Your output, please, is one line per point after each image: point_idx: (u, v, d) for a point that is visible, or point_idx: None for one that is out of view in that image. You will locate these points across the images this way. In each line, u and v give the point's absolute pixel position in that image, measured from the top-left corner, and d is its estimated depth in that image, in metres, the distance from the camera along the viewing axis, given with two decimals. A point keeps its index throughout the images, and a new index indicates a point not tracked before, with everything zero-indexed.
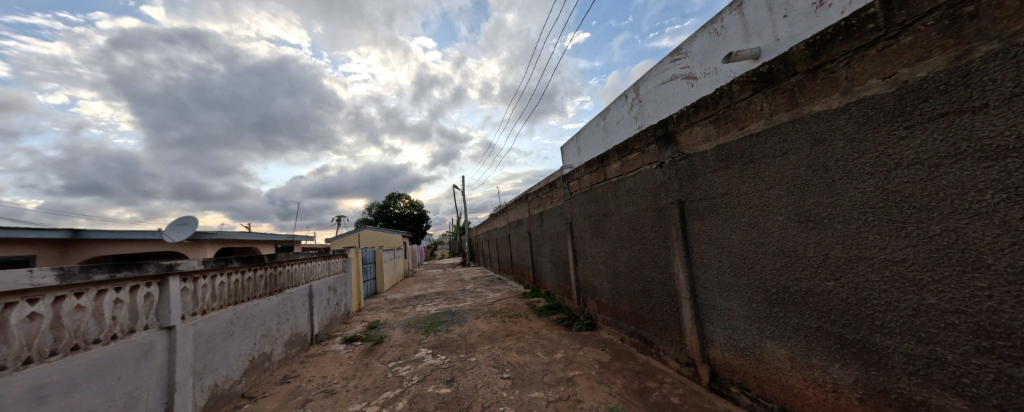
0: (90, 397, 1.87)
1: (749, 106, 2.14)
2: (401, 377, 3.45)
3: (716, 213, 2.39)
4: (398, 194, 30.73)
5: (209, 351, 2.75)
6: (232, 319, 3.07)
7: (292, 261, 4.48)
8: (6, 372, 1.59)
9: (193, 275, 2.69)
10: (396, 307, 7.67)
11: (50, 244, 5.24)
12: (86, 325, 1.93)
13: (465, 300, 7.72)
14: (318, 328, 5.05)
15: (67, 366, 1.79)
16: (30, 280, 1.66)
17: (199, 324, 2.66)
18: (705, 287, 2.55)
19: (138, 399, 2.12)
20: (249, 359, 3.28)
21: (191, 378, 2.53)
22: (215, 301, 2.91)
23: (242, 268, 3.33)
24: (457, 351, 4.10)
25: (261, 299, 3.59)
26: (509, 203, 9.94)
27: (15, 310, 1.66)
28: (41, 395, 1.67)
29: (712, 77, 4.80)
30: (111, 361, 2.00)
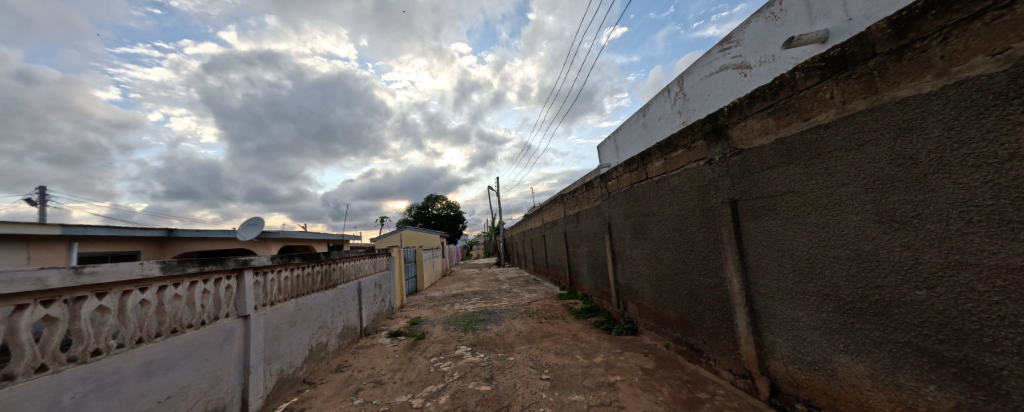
0: (184, 374, 2.14)
1: (817, 95, 1.94)
2: (443, 372, 3.56)
3: (776, 214, 2.20)
4: (436, 197, 31.90)
5: (276, 339, 3.03)
6: (294, 311, 3.36)
7: (343, 258, 4.78)
8: (126, 349, 1.87)
9: (264, 270, 2.99)
10: (435, 304, 7.94)
11: (151, 242, 6.10)
12: (181, 311, 2.20)
13: (501, 300, 7.79)
14: (366, 322, 5.36)
15: (169, 346, 2.06)
16: (145, 272, 1.94)
17: (268, 315, 2.94)
18: (763, 294, 2.36)
19: (221, 378, 2.40)
20: (309, 348, 3.57)
21: (263, 362, 2.80)
22: (281, 294, 3.22)
23: (303, 264, 3.65)
24: (496, 349, 4.16)
25: (318, 293, 3.91)
26: (544, 205, 9.93)
27: (131, 297, 1.92)
28: (148, 370, 1.94)
29: (770, 65, 4.43)
30: (200, 344, 2.27)
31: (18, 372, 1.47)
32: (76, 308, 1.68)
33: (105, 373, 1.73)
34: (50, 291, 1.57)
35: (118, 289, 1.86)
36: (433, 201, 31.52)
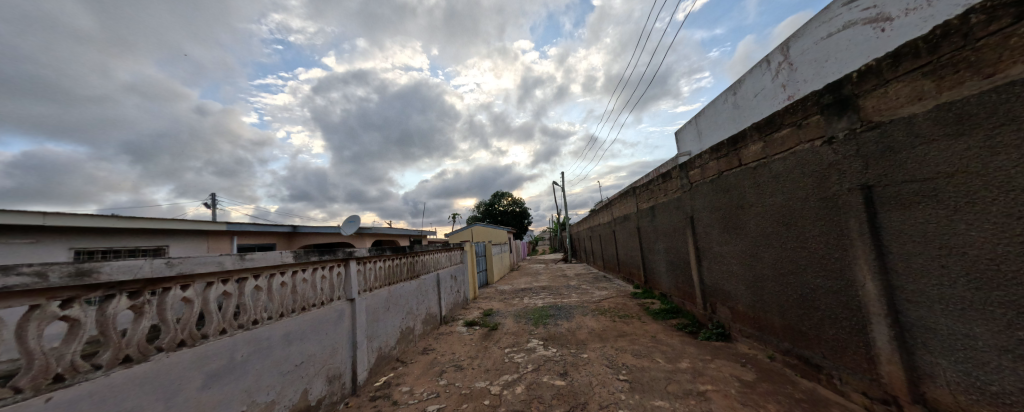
0: (311, 344, 2.58)
1: (1007, 42, 1.47)
2: (517, 363, 3.65)
3: (941, 202, 1.74)
4: (504, 193, 32.67)
5: (375, 321, 3.46)
6: (388, 297, 3.78)
7: (424, 251, 5.21)
8: (274, 320, 2.29)
9: (364, 260, 3.43)
10: (506, 297, 8.16)
11: (280, 236, 7.41)
12: (309, 292, 2.64)
13: (570, 296, 7.69)
14: (445, 310, 5.76)
15: (301, 321, 2.50)
16: (285, 259, 2.37)
17: (368, 299, 3.37)
18: (917, 303, 1.90)
19: (337, 350, 2.85)
20: (400, 331, 3.98)
21: (365, 340, 3.23)
22: (377, 281, 3.65)
23: (393, 256, 4.09)
24: (568, 345, 4.11)
25: (406, 282, 4.33)
26: (614, 199, 9.48)
27: (277, 278, 2.36)
28: (289, 338, 2.38)
29: (921, 13, 3.48)
30: (322, 320, 2.71)
31: (211, 333, 1.89)
32: (242, 285, 2.11)
33: (262, 339, 2.16)
34: (227, 272, 1.99)
35: (268, 272, 2.30)
36: (501, 198, 32.40)
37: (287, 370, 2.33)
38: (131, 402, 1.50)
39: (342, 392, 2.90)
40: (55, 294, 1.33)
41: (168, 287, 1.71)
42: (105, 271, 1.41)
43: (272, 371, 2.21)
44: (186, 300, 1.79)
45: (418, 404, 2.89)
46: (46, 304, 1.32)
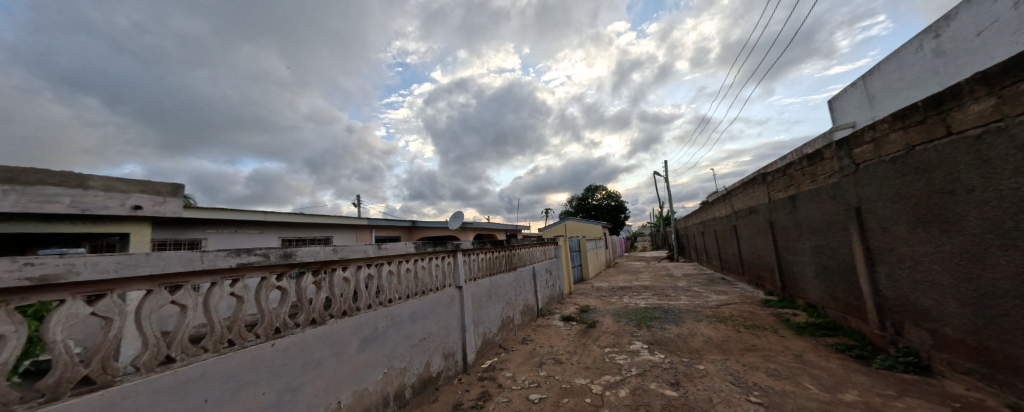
0: (431, 324, 2.99)
1: None
2: (619, 365, 3.31)
3: None
4: (597, 187, 31.08)
5: (480, 308, 3.73)
6: (490, 288, 3.94)
7: (522, 245, 5.23)
8: (403, 300, 2.73)
9: (470, 251, 3.74)
10: (603, 295, 7.68)
11: None
12: (426, 278, 3.04)
13: (679, 298, 6.78)
14: (542, 303, 5.72)
15: (422, 303, 2.92)
16: (407, 249, 2.77)
17: (476, 288, 3.69)
18: None
19: (450, 331, 3.22)
20: (501, 319, 4.11)
21: (473, 326, 3.55)
22: (484, 271, 3.96)
23: (498, 248, 4.35)
24: (679, 352, 3.56)
25: (506, 275, 4.42)
26: (735, 187, 8.00)
27: (405, 265, 2.81)
28: (414, 317, 2.81)
29: None
30: (438, 304, 3.10)
31: (363, 306, 2.37)
32: (381, 268, 2.57)
33: (396, 314, 2.61)
34: (370, 258, 2.43)
35: (398, 259, 2.75)
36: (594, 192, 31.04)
37: (414, 343, 2.76)
38: (320, 353, 1.98)
39: (456, 369, 3.26)
40: (273, 269, 1.82)
41: (335, 267, 2.19)
42: (301, 253, 1.92)
43: (403, 343, 2.65)
44: (345, 279, 2.28)
45: (521, 391, 2.95)
46: (269, 276, 1.80)
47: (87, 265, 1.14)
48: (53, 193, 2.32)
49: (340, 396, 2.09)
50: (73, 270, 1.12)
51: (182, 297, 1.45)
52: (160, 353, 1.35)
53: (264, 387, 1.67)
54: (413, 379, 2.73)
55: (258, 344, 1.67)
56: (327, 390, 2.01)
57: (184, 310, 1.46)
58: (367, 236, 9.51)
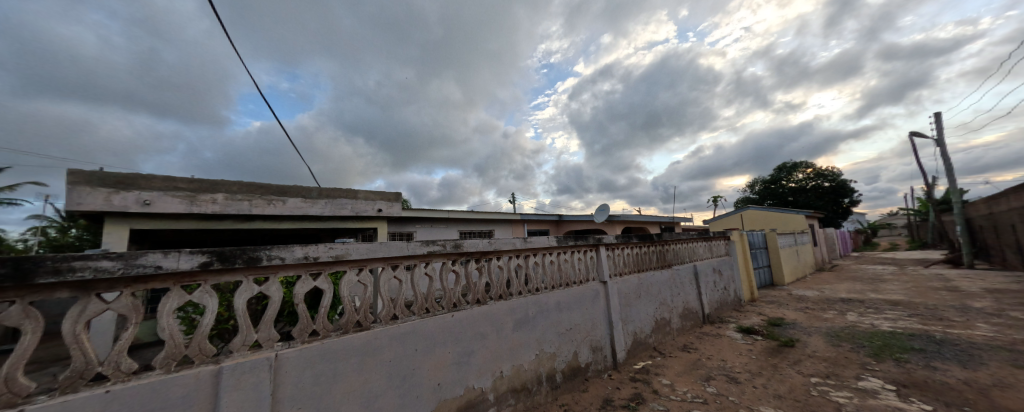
0: (576, 315, 3.28)
1: None
2: (835, 402, 2.80)
3: None
4: (799, 163, 24.60)
5: (628, 305, 3.84)
6: (639, 284, 4.05)
7: (678, 240, 5.00)
8: (548, 289, 3.13)
9: (614, 246, 3.93)
10: (805, 306, 6.22)
11: None
12: (569, 271, 3.40)
13: (956, 325, 4.76)
14: (711, 309, 5.22)
15: (568, 294, 3.25)
16: (551, 242, 3.16)
17: (620, 283, 3.81)
18: None
19: (596, 325, 3.44)
20: (655, 320, 4.15)
21: (621, 322, 3.68)
22: (627, 267, 4.06)
23: (641, 243, 4.33)
24: (954, 404, 2.66)
25: (657, 271, 4.43)
26: None
27: (548, 256, 3.21)
28: (561, 307, 3.14)
29: None
30: (583, 297, 3.38)
31: (515, 291, 2.85)
32: (528, 259, 3.03)
33: (542, 302, 2.99)
34: (518, 249, 2.90)
35: (543, 251, 3.17)
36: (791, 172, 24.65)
37: (561, 331, 3.10)
38: (484, 328, 2.50)
39: (604, 364, 3.45)
40: (449, 256, 2.46)
41: (491, 257, 2.75)
42: (466, 244, 2.50)
43: (552, 330, 3.02)
44: (500, 266, 2.82)
45: (679, 402, 2.94)
46: (446, 261, 2.46)
47: (353, 251, 1.91)
48: (343, 202, 5.05)
49: (502, 367, 2.58)
50: (347, 253, 1.89)
51: (399, 273, 2.18)
52: (391, 311, 2.08)
53: (449, 348, 2.26)
54: (563, 365, 3.07)
55: (443, 314, 2.28)
56: (492, 359, 2.51)
57: (400, 282, 2.18)
58: (521, 229, 10.84)
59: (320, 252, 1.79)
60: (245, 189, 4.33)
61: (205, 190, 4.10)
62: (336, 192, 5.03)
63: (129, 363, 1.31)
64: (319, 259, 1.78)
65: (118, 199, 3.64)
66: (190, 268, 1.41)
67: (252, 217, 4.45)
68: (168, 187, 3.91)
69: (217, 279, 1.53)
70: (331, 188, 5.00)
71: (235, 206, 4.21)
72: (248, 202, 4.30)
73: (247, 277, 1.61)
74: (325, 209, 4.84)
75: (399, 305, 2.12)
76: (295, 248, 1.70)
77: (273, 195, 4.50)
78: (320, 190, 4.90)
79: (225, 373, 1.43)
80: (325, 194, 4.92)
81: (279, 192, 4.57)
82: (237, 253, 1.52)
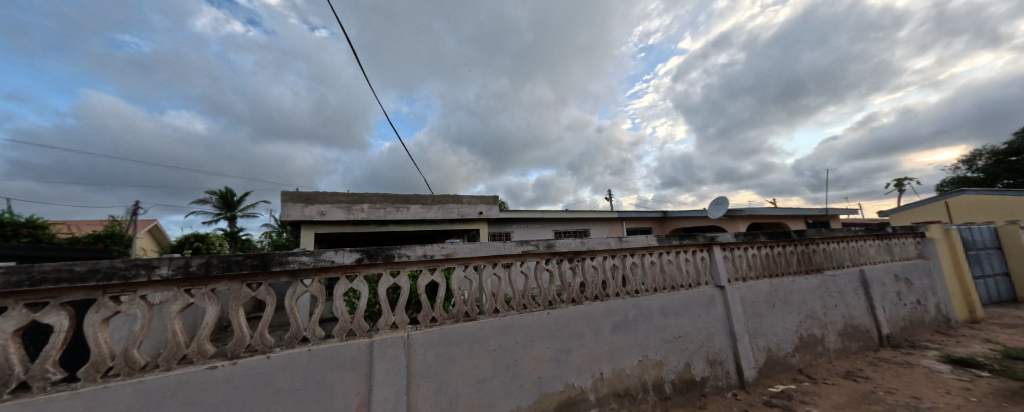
0: (686, 322, 3.09)
1: None
2: None
3: None
4: None
5: (756, 316, 3.44)
6: (771, 292, 3.60)
7: (827, 239, 4.29)
8: (650, 292, 3.03)
9: (731, 246, 3.59)
10: None
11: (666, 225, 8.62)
12: (675, 274, 3.24)
13: None
14: (887, 329, 4.34)
15: (674, 298, 3.08)
16: (650, 242, 3.06)
17: (742, 289, 3.44)
18: None
19: (713, 335, 3.18)
20: (798, 336, 3.64)
21: (747, 335, 3.32)
22: (752, 271, 3.65)
23: (768, 242, 3.82)
24: None
25: (796, 276, 3.87)
26: None
27: (646, 258, 3.12)
28: (665, 312, 3.00)
29: None
30: (693, 302, 3.16)
31: (611, 293, 2.87)
32: (624, 260, 3.01)
33: (644, 305, 2.92)
34: (613, 249, 2.91)
35: (640, 251, 3.09)
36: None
37: (668, 339, 2.96)
38: (581, 327, 2.59)
39: (728, 381, 3.16)
40: (542, 255, 2.64)
41: (584, 257, 2.82)
42: (559, 243, 2.64)
43: (657, 336, 2.91)
44: (594, 267, 2.87)
45: None
46: (540, 261, 2.65)
47: (459, 250, 2.24)
48: (451, 206, 5.73)
49: (602, 369, 2.62)
50: (454, 252, 2.23)
51: (498, 270, 2.46)
52: (493, 305, 2.37)
53: (547, 344, 2.43)
54: (672, 376, 2.91)
55: (539, 311, 2.47)
56: (590, 360, 2.59)
57: (499, 278, 2.45)
58: (618, 228, 10.45)
59: (435, 251, 2.17)
60: (382, 199, 5.36)
61: (355, 201, 5.21)
62: (446, 198, 5.75)
63: (318, 331, 1.81)
64: (434, 257, 2.17)
65: (308, 210, 4.95)
66: (350, 261, 1.89)
67: (388, 221, 5.43)
68: (335, 199, 5.11)
69: (367, 271, 2.02)
70: (442, 195, 5.75)
71: (376, 213, 5.25)
72: (384, 209, 5.31)
73: (386, 270, 2.07)
74: (437, 214, 5.61)
75: (500, 300, 2.40)
76: (417, 247, 2.11)
77: (400, 203, 5.43)
78: (433, 197, 5.69)
79: (377, 346, 1.85)
80: (438, 201, 5.69)
81: (405, 200, 5.48)
82: (379, 251, 1.97)
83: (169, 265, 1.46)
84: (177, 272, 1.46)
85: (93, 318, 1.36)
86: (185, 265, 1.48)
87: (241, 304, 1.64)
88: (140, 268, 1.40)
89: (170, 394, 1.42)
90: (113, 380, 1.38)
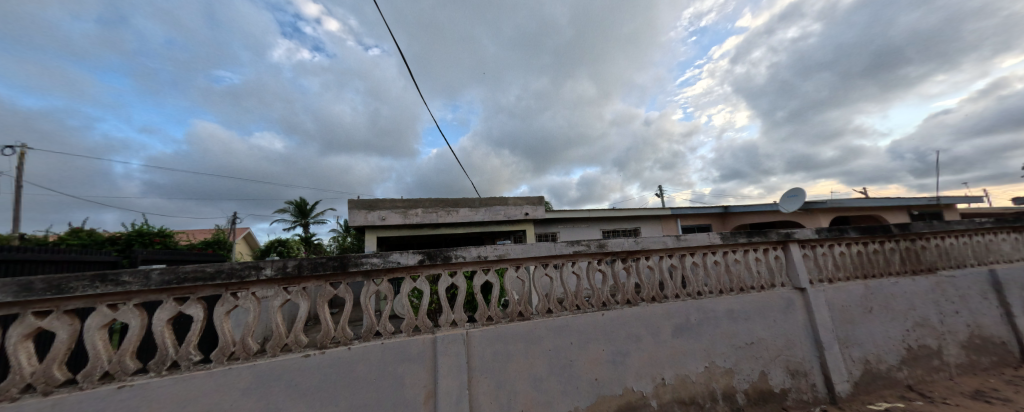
0: (759, 327, 2.84)
1: None
2: None
3: None
4: None
5: (848, 323, 3.05)
6: (866, 295, 3.17)
7: (940, 233, 3.66)
8: (715, 295, 2.84)
9: (812, 243, 3.24)
10: None
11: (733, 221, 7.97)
12: (743, 275, 3.00)
13: None
14: None
15: (743, 301, 2.84)
16: (713, 240, 2.88)
17: (829, 291, 3.07)
18: None
19: (794, 342, 2.89)
20: (905, 348, 3.15)
21: (837, 343, 2.96)
22: (840, 271, 3.25)
23: (860, 239, 3.37)
24: None
25: (900, 277, 3.36)
26: None
27: (707, 258, 2.93)
28: (734, 316, 2.79)
29: None
30: (766, 306, 2.90)
31: (670, 295, 2.74)
32: (683, 260, 2.86)
33: (708, 308, 2.74)
34: (670, 248, 2.78)
35: (701, 251, 2.92)
36: None
37: (738, 345, 2.75)
38: (638, 330, 2.52)
39: (815, 395, 2.84)
40: (595, 256, 2.61)
41: (639, 257, 2.73)
42: (611, 244, 2.59)
43: (724, 342, 2.72)
44: (650, 267, 2.77)
45: None
46: (593, 261, 2.62)
47: (511, 251, 2.31)
48: (498, 208, 5.87)
49: (664, 374, 2.52)
50: (507, 253, 2.31)
51: (549, 270, 2.48)
52: (546, 305, 2.40)
53: (603, 346, 2.40)
54: (745, 386, 2.70)
55: (593, 312, 2.45)
56: (650, 364, 2.50)
57: (551, 279, 2.48)
58: (672, 226, 9.88)
59: (489, 252, 2.26)
60: (434, 203, 5.67)
61: (410, 206, 5.57)
62: (492, 200, 5.91)
63: (389, 326, 1.99)
64: (489, 257, 2.26)
65: (370, 216, 5.39)
66: (413, 262, 2.04)
67: (440, 224, 5.72)
68: (392, 205, 5.51)
69: (428, 271, 2.16)
70: (489, 197, 5.91)
71: (429, 217, 5.56)
72: (436, 213, 5.60)
73: (445, 270, 2.20)
74: (485, 216, 5.78)
75: (553, 300, 2.42)
76: (471, 248, 2.22)
77: (450, 206, 5.69)
78: (480, 199, 5.87)
79: (440, 341, 1.98)
80: (485, 204, 5.86)
81: (454, 204, 5.74)
82: (438, 252, 2.11)
83: (271, 267, 1.72)
84: (277, 273, 1.72)
85: (219, 311, 1.65)
86: (283, 266, 1.73)
87: (326, 301, 1.85)
88: (251, 268, 1.67)
89: (275, 376, 1.66)
90: (235, 363, 1.65)
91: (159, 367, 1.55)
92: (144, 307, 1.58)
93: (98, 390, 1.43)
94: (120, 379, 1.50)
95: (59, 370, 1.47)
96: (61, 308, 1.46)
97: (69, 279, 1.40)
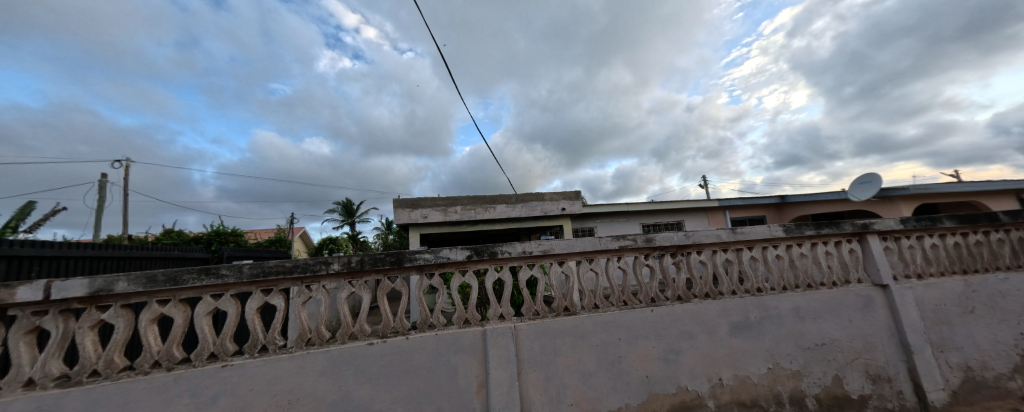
0: (832, 327, 2.59)
1: None
2: None
3: None
4: None
5: (942, 324, 2.69)
6: (965, 293, 2.77)
7: None
8: (777, 291, 2.64)
9: (894, 235, 2.88)
10: None
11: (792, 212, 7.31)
12: (810, 270, 2.75)
13: None
14: None
15: (811, 299, 2.61)
16: (774, 233, 2.66)
17: (917, 289, 2.72)
18: None
19: (875, 345, 2.61)
20: (1018, 355, 2.72)
21: (930, 347, 2.62)
22: (931, 266, 2.86)
23: (957, 229, 2.94)
24: None
25: (1010, 273, 2.89)
26: None
27: (767, 252, 2.73)
28: (800, 314, 2.57)
29: None
30: (839, 303, 2.64)
31: (726, 291, 2.59)
32: (739, 254, 2.68)
33: (770, 306, 2.55)
34: (725, 242, 2.61)
35: (760, 244, 2.71)
36: None
37: (807, 346, 2.53)
38: (691, 327, 2.41)
39: (901, 404, 2.55)
40: (643, 250, 2.53)
41: (690, 252, 2.61)
42: (659, 238, 2.49)
43: (790, 342, 2.52)
44: (702, 262, 2.64)
45: None
46: (640, 256, 2.54)
47: (556, 246, 2.30)
48: (534, 204, 5.85)
49: (721, 374, 2.39)
50: (552, 248, 2.30)
51: (595, 265, 2.44)
52: (592, 301, 2.38)
53: (653, 343, 2.33)
54: (817, 390, 2.48)
55: (641, 308, 2.37)
56: (706, 363, 2.38)
57: (597, 274, 2.44)
58: (720, 219, 9.27)
59: (533, 247, 2.28)
60: (472, 201, 5.78)
61: (450, 204, 5.74)
62: (528, 196, 5.90)
63: (441, 318, 2.08)
64: (534, 252, 2.27)
65: (413, 214, 5.63)
66: (462, 258, 2.12)
67: (479, 221, 5.84)
68: (433, 203, 5.71)
69: (475, 266, 2.23)
70: (525, 193, 5.92)
71: (467, 214, 5.69)
72: (474, 210, 5.72)
73: (491, 265, 2.25)
74: (522, 212, 5.80)
75: (599, 295, 2.39)
76: (516, 244, 2.25)
77: (487, 203, 5.78)
78: (517, 196, 5.89)
79: (490, 334, 2.04)
80: (521, 200, 5.87)
81: (491, 201, 5.81)
82: (485, 248, 2.17)
83: (338, 262, 1.87)
84: (344, 267, 1.86)
85: (296, 301, 1.83)
86: (348, 262, 1.87)
87: (385, 294, 1.99)
88: (321, 263, 1.83)
89: (345, 362, 1.82)
90: (312, 348, 1.83)
91: (252, 350, 1.77)
92: (239, 296, 1.81)
93: (207, 368, 1.66)
94: (222, 359, 1.73)
95: (178, 350, 1.72)
96: (177, 297, 1.71)
97: (183, 272, 1.65)
